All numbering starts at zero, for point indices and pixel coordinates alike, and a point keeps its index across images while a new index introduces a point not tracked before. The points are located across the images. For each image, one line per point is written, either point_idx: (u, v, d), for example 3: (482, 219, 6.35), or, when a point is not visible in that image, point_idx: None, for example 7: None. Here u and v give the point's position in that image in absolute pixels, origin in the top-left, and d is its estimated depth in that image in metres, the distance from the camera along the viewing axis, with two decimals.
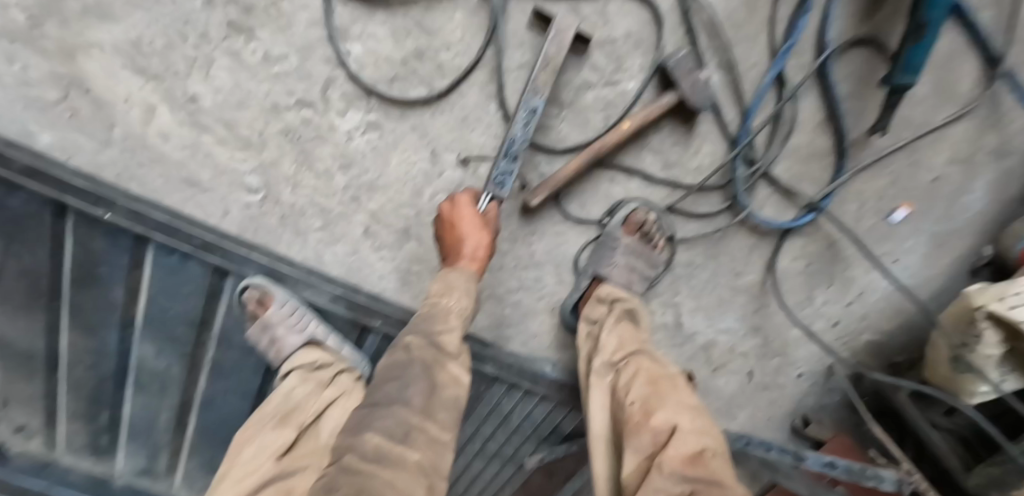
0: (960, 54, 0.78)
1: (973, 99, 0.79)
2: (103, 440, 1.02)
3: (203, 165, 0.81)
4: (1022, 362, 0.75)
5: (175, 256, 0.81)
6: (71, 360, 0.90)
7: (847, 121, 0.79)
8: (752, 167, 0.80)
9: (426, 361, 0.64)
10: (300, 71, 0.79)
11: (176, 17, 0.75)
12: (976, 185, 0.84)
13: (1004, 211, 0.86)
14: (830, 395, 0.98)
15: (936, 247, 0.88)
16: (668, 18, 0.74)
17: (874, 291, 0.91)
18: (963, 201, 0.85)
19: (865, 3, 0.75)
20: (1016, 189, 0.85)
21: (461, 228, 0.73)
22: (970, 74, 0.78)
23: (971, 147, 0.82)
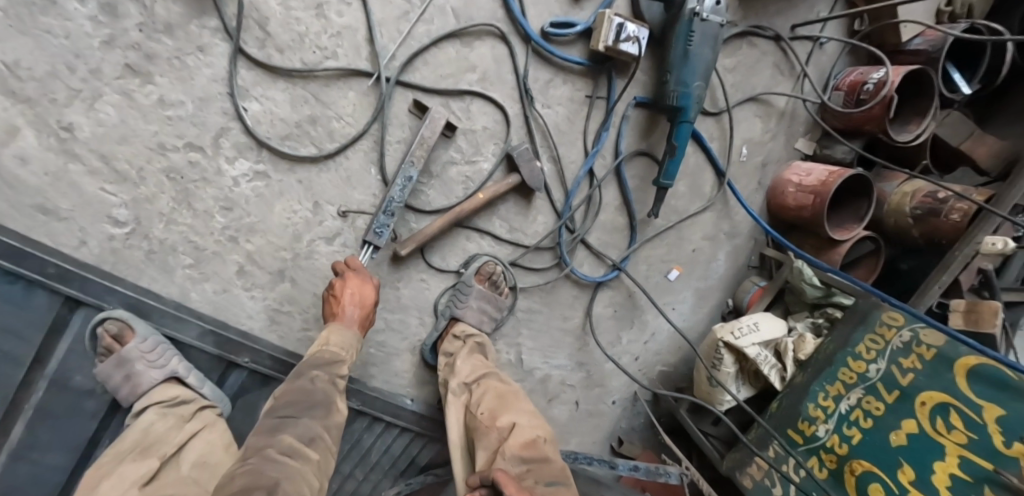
0: (703, 166, 1.16)
1: (713, 197, 1.18)
2: None
3: (64, 194, 0.82)
4: (748, 377, 1.11)
5: (18, 285, 0.77)
6: None
7: (636, 206, 1.12)
8: (573, 234, 1.08)
9: (327, 391, 0.80)
10: (195, 117, 0.86)
11: (66, 50, 0.79)
12: (719, 257, 1.24)
13: (737, 274, 1.27)
14: (637, 418, 1.29)
15: (699, 298, 1.25)
16: (514, 119, 0.99)
17: (661, 332, 1.26)
18: (712, 266, 1.24)
19: (644, 127, 1.08)
20: (742, 260, 1.27)
21: (357, 299, 0.88)
22: (709, 181, 1.17)
23: (716, 230, 1.22)
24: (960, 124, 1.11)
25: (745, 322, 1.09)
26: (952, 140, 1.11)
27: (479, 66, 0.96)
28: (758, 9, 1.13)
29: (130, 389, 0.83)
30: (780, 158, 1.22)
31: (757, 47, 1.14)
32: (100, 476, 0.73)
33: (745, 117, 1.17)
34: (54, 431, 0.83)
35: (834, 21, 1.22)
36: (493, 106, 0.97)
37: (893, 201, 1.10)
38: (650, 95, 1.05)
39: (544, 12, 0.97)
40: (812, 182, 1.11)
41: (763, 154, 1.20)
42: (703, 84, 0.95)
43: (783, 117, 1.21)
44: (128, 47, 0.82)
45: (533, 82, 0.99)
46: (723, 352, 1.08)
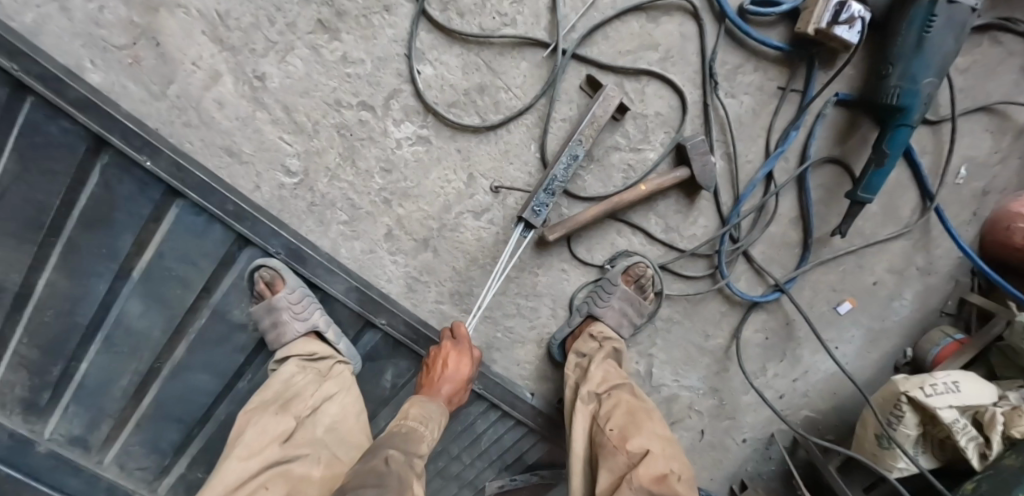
0: (905, 183, 1.00)
1: (911, 223, 1.01)
2: (43, 398, 0.89)
3: (248, 138, 0.88)
4: (931, 446, 0.95)
5: (201, 217, 0.85)
6: (41, 303, 0.84)
7: (815, 222, 0.98)
8: (735, 244, 0.97)
9: (402, 473, 0.73)
10: (372, 76, 0.88)
11: (270, 4, 0.84)
12: (904, 294, 1.06)
13: (924, 320, 1.08)
14: (767, 464, 1.16)
15: (870, 341, 1.08)
16: (692, 108, 0.90)
17: (815, 370, 1.11)
18: (894, 306, 1.07)
19: (841, 131, 0.94)
20: (933, 303, 1.08)
21: (450, 372, 0.85)
22: (909, 203, 1.01)
23: (906, 262, 1.05)
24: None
25: (941, 381, 0.91)
26: None
27: (661, 45, 0.88)
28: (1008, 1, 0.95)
29: (277, 337, 0.88)
30: (1008, 185, 1.01)
31: (1001, 45, 0.95)
32: (248, 421, 0.80)
33: (969, 131, 0.99)
34: (210, 353, 0.93)
35: None
36: (670, 90, 0.89)
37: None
38: (854, 94, 0.91)
39: None
40: None
41: (986, 180, 1.01)
42: (936, 83, 0.80)
43: (1022, 135, 1.00)
44: (324, 4, 0.85)
45: (720, 68, 0.89)
46: (904, 410, 0.93)
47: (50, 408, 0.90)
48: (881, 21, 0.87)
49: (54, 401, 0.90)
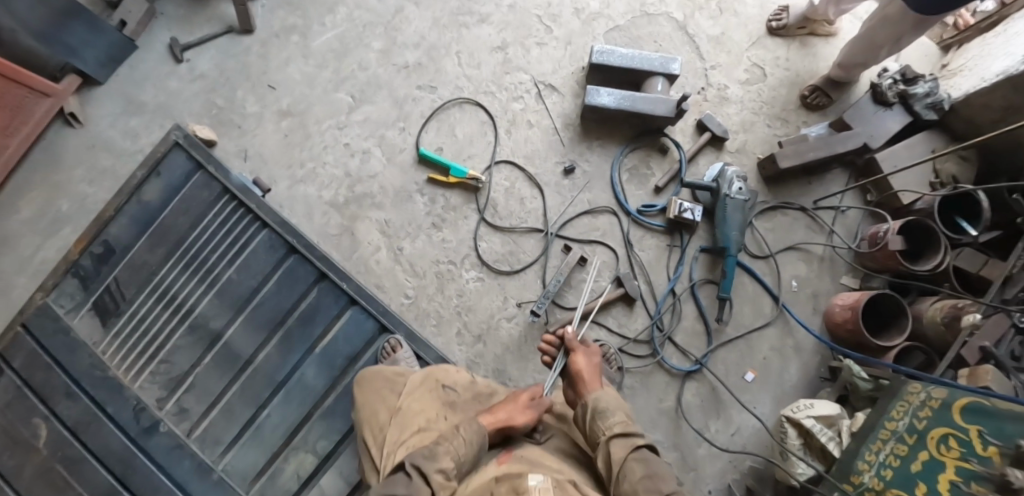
0: (761, 294, 1.70)
1: (773, 315, 1.68)
2: (231, 435, 1.57)
3: (389, 280, 1.70)
4: (815, 454, 1.47)
5: (364, 315, 1.62)
6: (256, 367, 1.60)
7: (710, 317, 1.68)
8: (662, 331, 1.67)
9: (455, 437, 1.14)
10: (455, 247, 1.72)
11: (408, 216, 1.73)
12: (790, 367, 1.67)
13: (812, 385, 1.66)
14: None
15: (778, 402, 1.65)
16: (622, 258, 1.70)
17: (747, 427, 1.64)
18: (785, 375, 1.66)
19: (708, 266, 1.71)
20: (814, 372, 1.67)
21: (513, 410, 1.25)
22: (768, 303, 1.69)
23: (782, 343, 1.68)
24: (971, 256, 1.50)
25: (802, 402, 1.51)
26: (969, 266, 1.50)
27: (601, 228, 1.72)
28: (784, 192, 1.75)
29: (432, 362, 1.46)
30: (828, 291, 1.70)
31: (790, 216, 1.73)
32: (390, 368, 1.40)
33: (790, 261, 1.72)
34: (347, 401, 1.59)
35: (849, 195, 1.75)
36: (609, 249, 1.71)
37: (926, 316, 1.50)
38: (710, 244, 1.71)
39: (638, 200, 1.73)
40: (850, 300, 1.58)
41: (813, 288, 1.71)
42: (739, 234, 1.63)
43: (823, 260, 1.72)
44: (436, 215, 1.73)
45: (633, 236, 1.71)
46: (787, 426, 1.50)
47: (232, 443, 1.56)
48: (710, 208, 1.72)
49: (237, 437, 1.57)
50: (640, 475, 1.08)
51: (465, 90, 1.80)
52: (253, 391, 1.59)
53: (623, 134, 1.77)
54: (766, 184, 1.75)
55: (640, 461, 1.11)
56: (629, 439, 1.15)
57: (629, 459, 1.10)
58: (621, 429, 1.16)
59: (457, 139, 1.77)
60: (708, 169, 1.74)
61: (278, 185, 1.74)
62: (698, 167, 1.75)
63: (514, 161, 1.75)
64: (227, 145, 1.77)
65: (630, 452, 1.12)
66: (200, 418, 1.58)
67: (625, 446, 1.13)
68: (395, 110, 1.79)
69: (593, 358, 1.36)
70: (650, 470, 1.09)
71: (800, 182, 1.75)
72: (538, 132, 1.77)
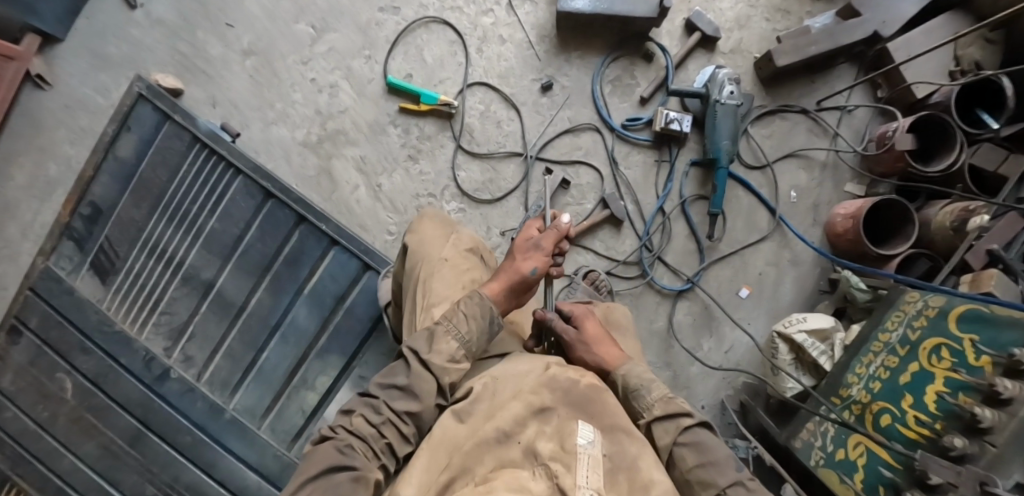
0: (756, 207, 1.61)
1: (770, 229, 1.61)
2: (236, 377, 1.63)
3: (370, 217, 1.67)
4: (806, 370, 1.44)
5: (347, 256, 1.60)
6: (249, 312, 1.62)
7: (702, 235, 1.62)
8: (651, 252, 1.61)
9: (465, 314, 0.93)
10: (434, 178, 1.65)
11: (383, 149, 1.66)
12: (785, 281, 1.62)
13: (810, 298, 1.61)
14: (728, 428, 1.61)
15: (773, 317, 1.62)
16: (607, 178, 1.62)
17: (739, 345, 1.63)
18: (781, 289, 1.62)
19: (699, 181, 1.62)
20: (812, 285, 1.62)
21: (529, 260, 1.05)
22: (764, 217, 1.61)
23: (778, 257, 1.62)
24: (990, 153, 1.35)
25: (795, 317, 1.46)
26: (987, 166, 1.35)
27: (584, 147, 1.63)
28: (784, 93, 1.60)
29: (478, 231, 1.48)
30: (831, 199, 1.60)
31: (789, 119, 1.60)
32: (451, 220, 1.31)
33: (788, 170, 1.60)
34: (341, 339, 1.61)
35: (858, 92, 1.59)
36: (593, 169, 1.62)
37: (935, 221, 1.38)
38: (701, 157, 1.61)
39: (622, 113, 1.62)
40: (851, 209, 1.49)
41: (813, 198, 1.60)
42: (732, 143, 1.51)
43: (827, 167, 1.60)
44: (412, 147, 1.66)
45: (618, 154, 1.62)
46: (778, 342, 1.46)
47: (240, 384, 1.63)
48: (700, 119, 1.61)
49: (242, 379, 1.62)
50: (693, 458, 0.95)
51: (431, 10, 1.67)
52: (252, 336, 1.62)
53: (606, 43, 1.63)
54: (764, 86, 1.59)
55: (689, 442, 0.96)
56: (674, 420, 1.00)
57: (677, 443, 0.97)
58: (662, 412, 1.00)
59: (427, 64, 1.66)
60: (699, 73, 1.59)
61: (249, 129, 1.69)
62: (687, 72, 1.60)
63: (488, 83, 1.64)
64: (194, 92, 1.70)
65: (678, 433, 0.98)
66: (207, 363, 1.64)
67: (670, 431, 0.99)
68: (359, 38, 1.68)
69: (584, 331, 1.15)
70: (703, 449, 0.95)
71: (803, 81, 1.60)
72: (513, 50, 1.65)
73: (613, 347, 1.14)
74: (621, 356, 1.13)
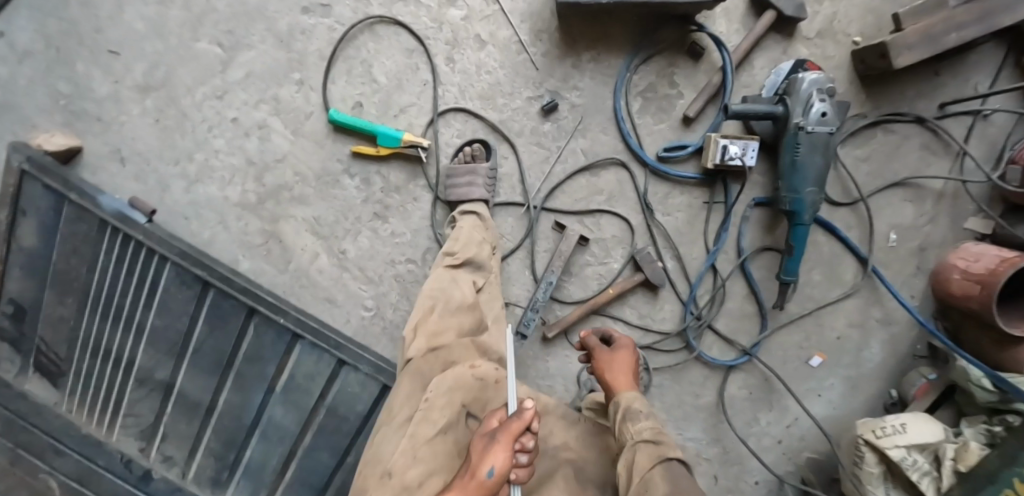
0: (840, 255, 1.24)
1: (856, 285, 1.24)
2: (224, 475, 1.32)
3: (340, 291, 1.32)
4: (900, 485, 1.11)
5: (314, 351, 1.29)
6: (220, 413, 1.32)
7: (765, 296, 1.25)
8: (699, 320, 1.25)
9: None
10: (412, 241, 1.27)
11: (342, 206, 1.27)
12: (871, 345, 1.28)
13: (903, 364, 1.28)
14: None
15: (851, 387, 1.29)
16: (639, 229, 1.21)
17: (800, 423, 1.30)
18: (863, 355, 1.28)
19: (765, 228, 1.22)
20: (906, 349, 1.28)
21: (490, 463, 0.79)
22: (851, 268, 1.24)
23: (864, 316, 1.27)
24: None
25: (889, 422, 1.10)
26: None
27: (606, 190, 1.19)
28: (894, 96, 1.20)
29: (466, 193, 1.16)
30: (943, 240, 1.23)
31: (897, 132, 1.20)
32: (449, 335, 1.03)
33: (889, 203, 1.23)
34: (329, 437, 1.29)
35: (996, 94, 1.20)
36: (619, 218, 1.21)
37: None
38: (768, 195, 1.20)
39: (658, 139, 1.16)
40: (979, 269, 1.07)
41: (919, 239, 1.23)
42: (817, 191, 1.06)
43: (942, 198, 1.22)
44: (376, 202, 1.25)
45: (653, 197, 1.20)
46: (864, 450, 1.12)
47: (227, 483, 1.32)
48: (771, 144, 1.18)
49: (229, 479, 1.32)
50: (665, 488, 0.80)
51: (374, 5, 1.17)
52: (230, 436, 1.31)
53: (626, 37, 1.13)
54: (866, 86, 1.20)
55: (666, 475, 0.82)
56: (658, 448, 0.86)
57: (654, 469, 0.83)
58: (650, 437, 0.87)
59: (380, 86, 1.19)
60: (770, 74, 1.15)
61: (170, 191, 1.31)
62: (753, 73, 1.15)
63: (468, 107, 1.17)
64: (94, 145, 1.32)
65: (655, 460, 0.84)
66: (187, 462, 1.33)
67: (649, 454, 0.85)
68: (282, 54, 1.21)
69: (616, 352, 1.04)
70: (678, 485, 0.81)
71: (922, 79, 1.20)
72: (497, 54, 1.15)
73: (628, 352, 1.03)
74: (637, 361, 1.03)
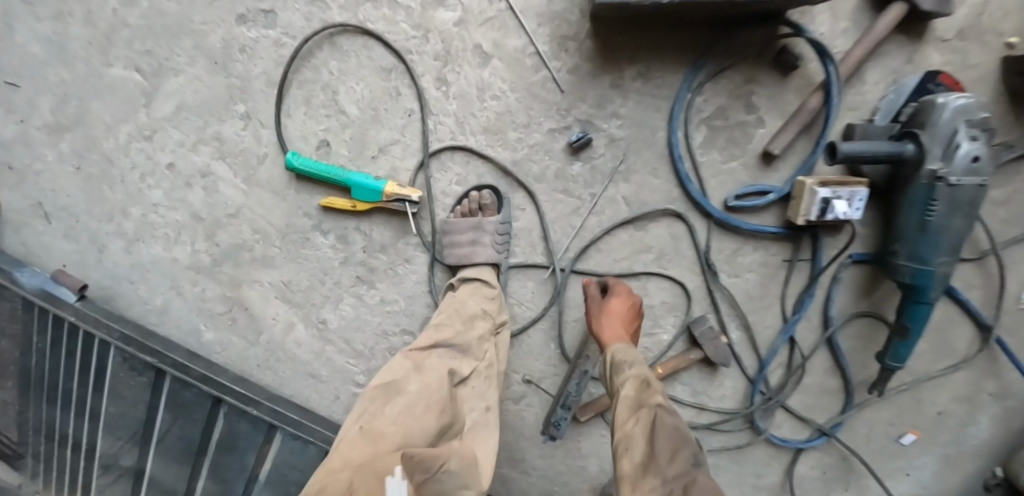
0: (956, 321, 0.96)
1: (971, 355, 0.96)
2: None
3: (324, 365, 1.07)
4: None
5: (299, 441, 1.01)
6: None
7: (852, 368, 0.97)
8: (768, 397, 0.96)
9: None
10: (405, 309, 1.00)
11: (317, 269, 1.00)
12: (980, 420, 0.99)
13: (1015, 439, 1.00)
14: None
15: (946, 465, 1.01)
16: (696, 293, 0.93)
17: None
18: (968, 431, 1.00)
19: (862, 287, 0.93)
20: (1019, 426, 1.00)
21: None
22: (965, 336, 0.96)
23: (973, 390, 0.98)
24: None
25: None
26: None
27: (656, 246, 0.90)
28: None
29: (467, 258, 0.88)
30: None
31: None
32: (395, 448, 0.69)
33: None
34: None
35: None
36: (672, 281, 0.92)
37: None
38: (868, 250, 0.91)
39: (728, 182, 0.86)
40: None
41: None
42: (953, 261, 0.78)
43: None
44: (358, 264, 0.98)
45: (717, 255, 0.91)
46: None
47: None
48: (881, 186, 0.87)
49: None
50: (643, 445, 0.67)
51: (333, 9, 0.85)
52: None
53: (686, 45, 0.81)
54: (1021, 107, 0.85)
55: (647, 429, 0.69)
56: (640, 403, 0.72)
57: (634, 424, 0.70)
58: (631, 396, 0.73)
59: (350, 119, 0.89)
60: (885, 93, 0.84)
61: (108, 252, 1.06)
62: (863, 91, 0.84)
63: (468, 145, 0.87)
64: (10, 198, 1.06)
65: (636, 412, 0.71)
66: None
67: (629, 408, 0.72)
68: (219, 80, 0.91)
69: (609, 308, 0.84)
70: (659, 438, 0.67)
71: None
72: (504, 73, 0.83)
73: (623, 292, 0.86)
74: (638, 307, 0.86)
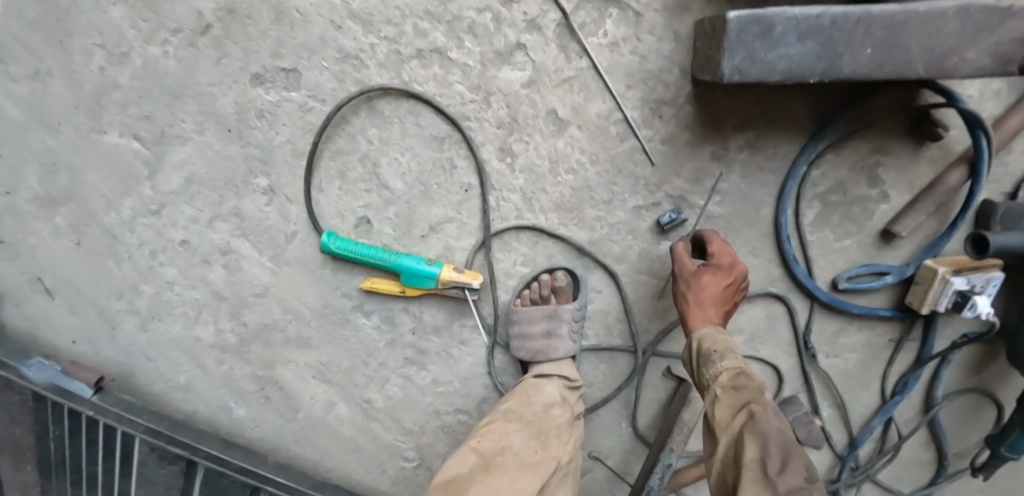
0: None
1: None
2: None
3: (369, 441, 0.94)
4: None
5: None
6: None
7: (950, 441, 0.85)
8: (856, 471, 0.85)
9: None
10: (461, 389, 0.88)
11: (361, 350, 0.88)
12: None
13: None
14: None
15: None
16: (789, 373, 0.81)
17: None
18: None
19: (974, 362, 0.80)
20: None
21: None
22: None
23: None
24: None
25: None
26: None
27: (746, 327, 0.79)
28: None
29: (543, 353, 0.77)
30: None
31: None
32: None
33: None
34: None
35: None
36: (763, 363, 0.81)
37: None
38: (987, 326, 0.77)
39: (838, 259, 0.73)
40: None
41: None
42: None
43: None
44: (406, 346, 0.86)
45: (816, 336, 0.79)
46: None
47: None
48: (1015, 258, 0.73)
49: None
50: (752, 449, 0.53)
51: (371, 68, 0.70)
52: None
53: (800, 109, 0.67)
54: None
55: (754, 434, 0.54)
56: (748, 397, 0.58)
57: (741, 424, 0.56)
58: (737, 387, 0.59)
59: (393, 195, 0.75)
60: None
61: (121, 330, 0.92)
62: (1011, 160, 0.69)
63: (535, 225, 0.74)
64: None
65: (741, 411, 0.57)
66: None
67: (732, 407, 0.58)
68: (236, 149, 0.77)
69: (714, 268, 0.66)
70: (772, 444, 0.53)
71: None
72: (584, 143, 0.70)
73: (722, 251, 0.67)
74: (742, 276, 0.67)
